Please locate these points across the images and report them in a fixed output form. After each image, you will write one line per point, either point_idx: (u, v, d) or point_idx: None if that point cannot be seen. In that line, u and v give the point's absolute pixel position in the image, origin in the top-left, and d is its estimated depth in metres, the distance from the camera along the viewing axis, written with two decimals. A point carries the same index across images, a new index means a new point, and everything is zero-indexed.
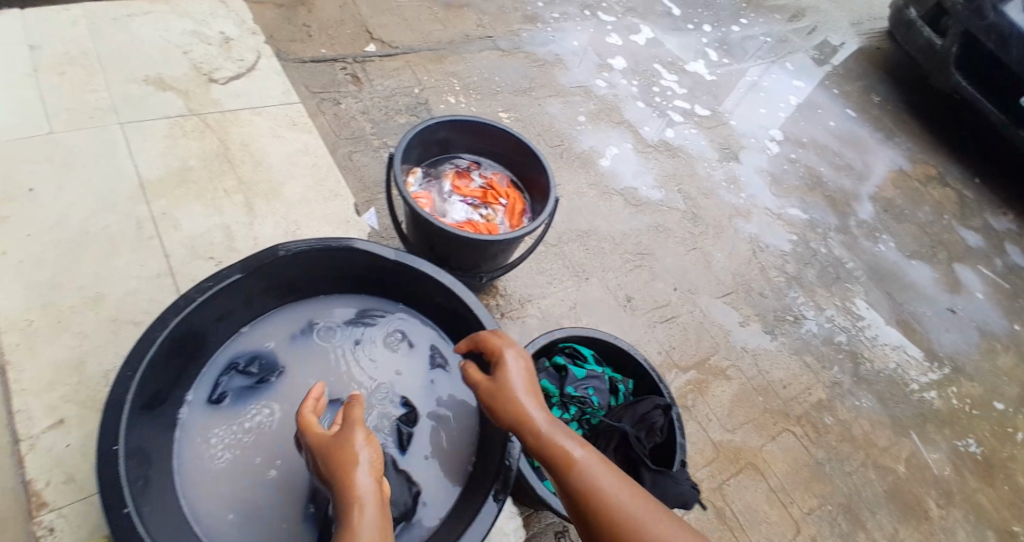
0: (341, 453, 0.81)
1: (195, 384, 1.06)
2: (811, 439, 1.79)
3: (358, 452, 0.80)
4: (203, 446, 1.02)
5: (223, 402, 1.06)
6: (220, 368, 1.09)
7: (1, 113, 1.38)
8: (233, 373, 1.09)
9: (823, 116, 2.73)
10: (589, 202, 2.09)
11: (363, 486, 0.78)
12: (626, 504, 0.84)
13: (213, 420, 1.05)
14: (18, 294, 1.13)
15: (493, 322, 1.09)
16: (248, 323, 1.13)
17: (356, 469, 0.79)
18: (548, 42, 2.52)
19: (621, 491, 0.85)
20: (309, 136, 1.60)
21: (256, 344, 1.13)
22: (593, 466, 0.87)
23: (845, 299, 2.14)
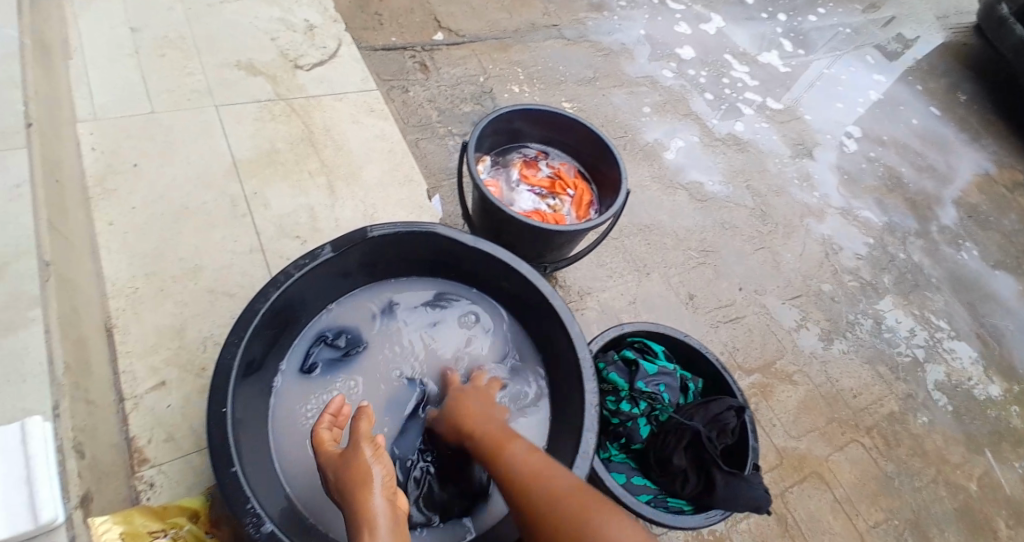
0: (356, 473, 0.81)
1: (288, 354, 1.11)
2: (880, 451, 1.71)
3: (370, 473, 0.81)
4: (295, 413, 1.07)
5: (313, 373, 1.11)
6: (310, 340, 1.14)
7: (107, 92, 1.46)
8: (322, 346, 1.14)
9: (904, 114, 2.60)
10: (652, 196, 2.06)
11: (379, 511, 0.78)
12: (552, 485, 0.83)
13: (303, 389, 1.09)
14: (123, 263, 1.20)
15: (568, 312, 1.09)
16: (337, 298, 1.17)
17: (364, 482, 0.81)
18: (614, 31, 2.49)
19: (548, 470, 0.85)
20: (386, 122, 1.64)
21: (345, 319, 1.18)
22: (523, 453, 0.89)
23: (922, 307, 2.04)
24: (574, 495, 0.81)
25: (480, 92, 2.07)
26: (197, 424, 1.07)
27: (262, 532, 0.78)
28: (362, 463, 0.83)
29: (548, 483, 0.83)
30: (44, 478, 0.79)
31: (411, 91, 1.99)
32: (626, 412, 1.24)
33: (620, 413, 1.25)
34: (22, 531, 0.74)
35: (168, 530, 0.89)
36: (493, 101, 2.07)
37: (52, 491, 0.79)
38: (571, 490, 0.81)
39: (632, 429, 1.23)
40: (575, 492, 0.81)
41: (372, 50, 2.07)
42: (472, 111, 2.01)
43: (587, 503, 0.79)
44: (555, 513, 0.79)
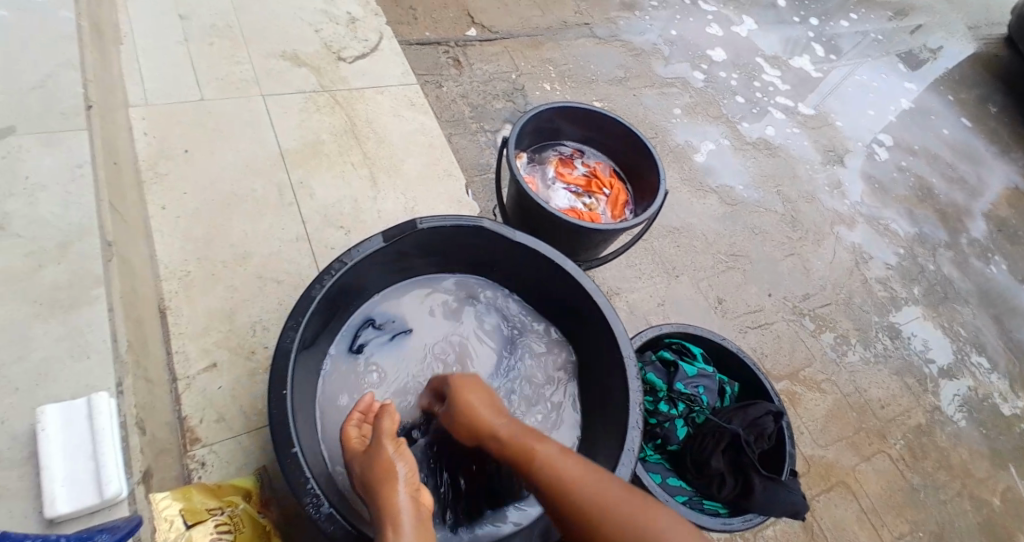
0: (381, 467, 0.82)
1: (337, 337, 1.13)
2: (907, 463, 1.70)
3: (393, 467, 0.82)
4: (339, 397, 1.08)
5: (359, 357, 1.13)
6: (357, 324, 1.15)
7: (157, 77, 1.49)
8: (369, 332, 1.15)
9: (936, 124, 2.58)
10: (681, 199, 2.05)
11: (402, 507, 0.78)
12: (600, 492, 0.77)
13: (349, 373, 1.11)
14: (175, 247, 1.23)
15: (615, 318, 1.10)
16: (386, 288, 1.19)
17: (388, 482, 0.80)
18: (646, 32, 2.48)
19: (585, 474, 0.80)
20: (425, 116, 1.65)
21: (392, 306, 1.19)
22: (552, 454, 0.83)
23: (952, 320, 2.02)
24: (621, 505, 0.76)
25: (512, 89, 2.08)
26: (245, 406, 1.12)
27: (320, 513, 0.85)
28: (385, 460, 0.83)
29: (591, 495, 0.77)
30: (109, 453, 0.85)
31: (444, 86, 1.99)
32: (663, 412, 1.27)
33: (658, 413, 1.27)
34: (87, 505, 0.80)
35: (224, 508, 0.92)
36: (524, 98, 2.07)
37: (116, 466, 0.85)
38: (621, 499, 0.77)
39: (669, 430, 1.26)
40: (622, 505, 0.76)
41: (407, 43, 2.07)
42: (503, 108, 2.02)
43: (637, 512, 0.75)
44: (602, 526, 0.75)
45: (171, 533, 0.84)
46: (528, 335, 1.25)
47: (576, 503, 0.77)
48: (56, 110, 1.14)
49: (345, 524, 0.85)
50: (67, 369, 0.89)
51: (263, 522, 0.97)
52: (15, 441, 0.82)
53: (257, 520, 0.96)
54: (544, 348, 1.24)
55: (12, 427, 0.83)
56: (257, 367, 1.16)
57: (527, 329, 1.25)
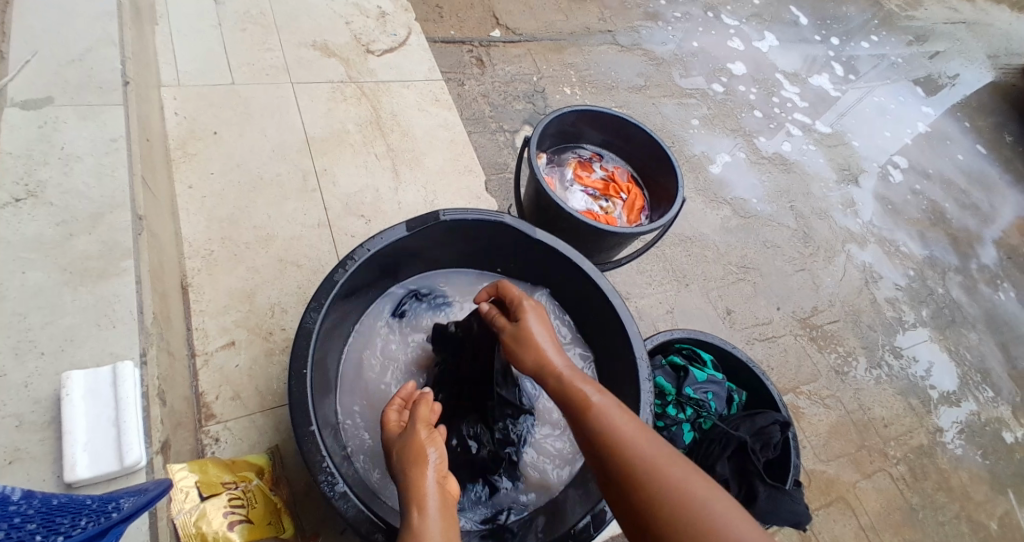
0: (414, 450, 0.83)
1: (375, 305, 1.19)
2: (907, 484, 1.70)
3: (426, 452, 0.83)
4: (359, 369, 1.13)
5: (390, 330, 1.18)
6: (400, 294, 1.21)
7: (190, 59, 1.52)
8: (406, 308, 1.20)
9: (951, 148, 2.59)
10: (695, 208, 2.06)
11: (429, 492, 0.79)
12: (643, 448, 0.76)
13: (374, 344, 1.16)
14: (200, 225, 1.27)
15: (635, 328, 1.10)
16: (434, 268, 1.24)
17: (420, 467, 0.82)
18: (667, 41, 2.50)
19: (635, 432, 0.79)
20: (449, 112, 1.67)
21: (434, 286, 1.24)
22: (605, 405, 0.82)
23: (958, 344, 2.03)
24: (673, 468, 0.73)
25: (532, 91, 2.09)
26: (260, 385, 1.15)
27: (335, 493, 0.87)
28: (417, 446, 0.84)
29: (641, 455, 0.75)
30: (132, 421, 0.87)
31: (466, 84, 2.01)
32: (671, 416, 1.27)
33: (665, 417, 1.28)
34: (108, 471, 0.82)
35: (238, 482, 0.95)
36: (544, 100, 2.09)
37: (137, 434, 0.87)
38: (668, 464, 0.74)
39: (676, 434, 1.27)
40: (673, 470, 0.73)
41: (432, 40, 2.09)
42: (523, 109, 2.04)
43: (690, 479, 0.72)
44: (639, 479, 0.74)
45: (186, 504, 0.88)
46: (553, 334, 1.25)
47: (624, 458, 0.76)
48: (93, 84, 1.16)
49: (358, 504, 0.88)
50: (93, 337, 0.91)
51: (275, 498, 0.99)
52: (39, 404, 0.84)
53: (270, 497, 0.97)
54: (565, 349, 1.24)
55: (37, 390, 0.85)
56: (275, 348, 1.19)
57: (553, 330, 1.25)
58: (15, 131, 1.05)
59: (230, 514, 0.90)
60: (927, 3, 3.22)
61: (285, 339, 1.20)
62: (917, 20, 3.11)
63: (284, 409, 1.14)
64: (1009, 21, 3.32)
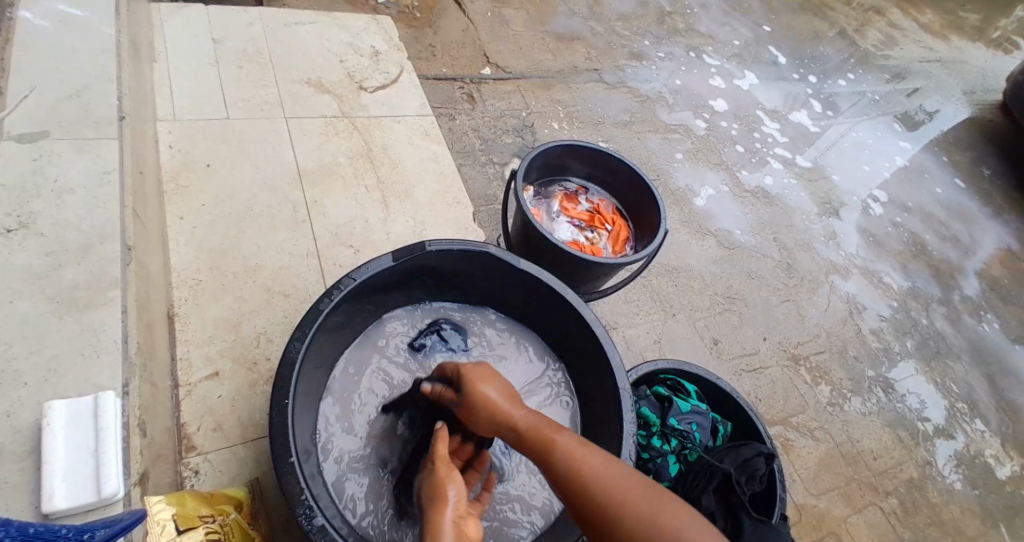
0: (434, 491, 0.87)
1: (392, 318, 1.24)
2: (898, 517, 1.70)
3: (445, 492, 0.87)
4: (350, 382, 1.14)
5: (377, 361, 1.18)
6: (417, 316, 1.26)
7: (185, 94, 1.55)
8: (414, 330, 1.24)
9: (930, 182, 2.65)
10: (680, 240, 2.10)
11: (445, 528, 0.82)
12: (614, 484, 0.79)
13: (372, 356, 1.18)
14: (189, 256, 1.29)
15: (621, 366, 1.11)
16: (455, 302, 1.29)
17: (439, 507, 0.85)
18: (652, 80, 2.58)
19: (604, 468, 0.81)
20: (440, 146, 1.71)
21: (452, 315, 1.28)
22: (571, 447, 0.84)
23: (944, 375, 2.04)
24: (641, 499, 0.77)
25: (521, 126, 2.14)
26: (242, 416, 1.14)
27: (313, 526, 0.87)
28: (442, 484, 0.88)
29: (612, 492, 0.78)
30: (111, 451, 0.86)
31: (457, 119, 2.06)
32: (656, 447, 1.28)
33: (650, 448, 1.28)
34: (85, 502, 0.81)
35: (216, 516, 0.93)
36: (533, 135, 2.14)
37: (116, 464, 0.86)
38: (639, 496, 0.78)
39: (661, 466, 1.25)
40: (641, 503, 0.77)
41: (424, 78, 2.15)
42: (512, 143, 2.08)
43: (658, 506, 0.76)
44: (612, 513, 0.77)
45: (162, 537, 0.85)
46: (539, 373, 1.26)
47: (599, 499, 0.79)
48: (90, 119, 1.19)
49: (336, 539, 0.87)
50: (77, 366, 0.91)
51: (252, 534, 0.97)
52: (19, 434, 0.84)
53: (246, 531, 0.96)
54: (552, 396, 1.24)
55: (18, 420, 0.84)
56: (259, 378, 1.19)
57: (544, 377, 1.26)
58: (9, 163, 1.07)
59: None
60: (903, 44, 3.34)
61: (268, 369, 1.20)
62: (893, 59, 3.22)
63: (264, 441, 1.13)
64: (983, 60, 3.44)
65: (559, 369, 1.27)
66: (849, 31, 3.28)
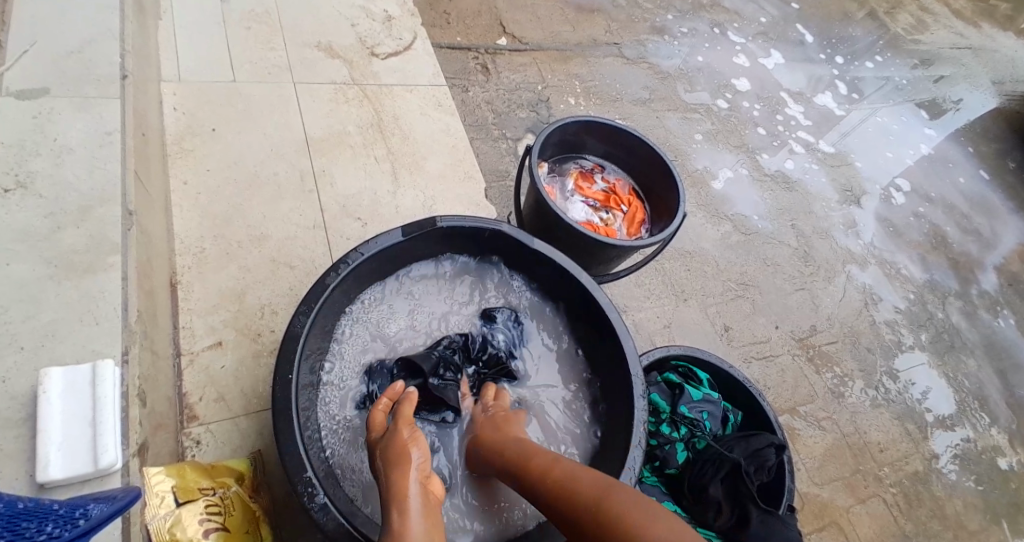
0: (390, 491, 0.78)
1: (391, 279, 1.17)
2: (901, 509, 1.67)
3: (406, 487, 0.78)
4: (345, 349, 1.10)
5: (382, 332, 1.15)
6: (418, 276, 1.20)
7: (193, 54, 1.51)
8: (413, 295, 1.19)
9: (953, 172, 2.58)
10: (695, 223, 2.05)
11: (412, 494, 0.77)
12: (578, 484, 0.80)
13: (369, 322, 1.14)
14: (193, 223, 1.26)
15: (634, 359, 1.08)
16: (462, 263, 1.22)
17: (408, 508, 0.76)
18: (673, 56, 2.50)
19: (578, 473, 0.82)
20: (452, 118, 1.66)
21: (456, 279, 1.22)
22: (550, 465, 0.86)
23: (957, 370, 2.00)
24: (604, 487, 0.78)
25: (536, 100, 2.08)
26: (246, 389, 1.12)
27: (316, 505, 0.85)
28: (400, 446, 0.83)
29: (608, 501, 0.75)
30: (109, 422, 0.83)
31: (470, 90, 2.00)
32: (665, 435, 1.27)
33: (659, 435, 1.27)
34: (81, 473, 0.79)
35: (216, 488, 0.92)
36: (548, 110, 2.08)
37: (114, 435, 0.83)
38: (630, 501, 0.74)
39: (669, 453, 1.24)
40: (618, 496, 0.75)
41: (438, 46, 2.08)
42: (527, 118, 2.02)
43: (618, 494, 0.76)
44: (578, 506, 0.78)
45: (160, 510, 0.84)
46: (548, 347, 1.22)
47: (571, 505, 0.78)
48: (91, 77, 1.15)
49: (338, 518, 0.85)
50: (74, 333, 0.88)
51: (253, 506, 0.96)
52: (15, 400, 0.81)
53: (248, 505, 0.94)
54: (556, 373, 1.20)
55: (15, 386, 0.82)
56: (263, 349, 1.16)
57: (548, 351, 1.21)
58: (8, 121, 1.03)
59: (207, 521, 0.86)
60: (934, 28, 3.22)
61: (273, 341, 1.18)
62: (923, 43, 3.11)
63: (268, 413, 1.11)
64: (1014, 48, 3.32)
65: (569, 342, 1.21)
66: (879, 13, 3.16)
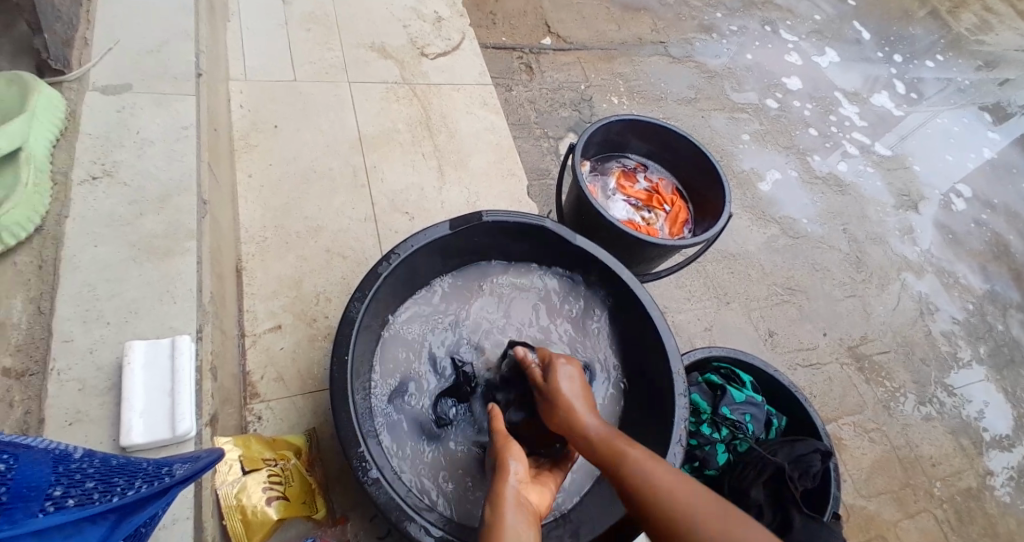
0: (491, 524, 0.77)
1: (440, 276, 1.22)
2: (951, 525, 1.63)
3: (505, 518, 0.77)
4: (393, 340, 1.15)
5: (444, 314, 1.21)
6: (466, 275, 1.25)
7: (254, 53, 1.59)
8: (457, 291, 1.23)
9: (1017, 178, 2.48)
10: (740, 225, 2.03)
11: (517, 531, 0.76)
12: (672, 491, 0.75)
13: (416, 315, 1.19)
14: (256, 214, 1.33)
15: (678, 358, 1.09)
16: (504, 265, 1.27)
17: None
18: (721, 55, 2.47)
19: (672, 484, 0.76)
20: (498, 117, 1.69)
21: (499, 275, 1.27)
22: (646, 464, 0.79)
23: (1016, 385, 1.93)
24: (701, 502, 0.72)
25: (580, 99, 2.10)
26: (303, 370, 1.18)
27: (369, 478, 0.89)
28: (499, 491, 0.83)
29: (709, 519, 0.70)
30: (185, 393, 0.89)
31: (514, 90, 2.03)
32: (705, 435, 1.27)
33: (699, 435, 1.28)
34: (160, 438, 0.85)
35: (278, 460, 0.99)
36: (591, 109, 2.10)
37: (190, 405, 0.89)
38: (738, 523, 0.69)
39: (709, 454, 1.25)
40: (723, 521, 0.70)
41: (483, 45, 2.13)
42: (569, 117, 2.04)
43: (717, 513, 0.71)
44: (676, 515, 0.72)
45: (228, 477, 0.92)
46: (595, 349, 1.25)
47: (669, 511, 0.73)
48: (169, 75, 1.23)
49: (390, 492, 0.89)
50: (154, 311, 0.95)
51: (310, 480, 1.02)
52: (101, 370, 0.88)
53: (305, 477, 1.01)
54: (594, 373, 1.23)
55: (100, 357, 0.89)
56: (319, 334, 1.22)
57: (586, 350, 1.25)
58: (95, 115, 1.12)
59: (269, 490, 0.94)
60: (998, 29, 3.10)
61: (327, 326, 1.24)
62: (987, 45, 2.99)
63: (324, 393, 1.17)
64: None
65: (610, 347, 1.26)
66: (941, 12, 3.06)
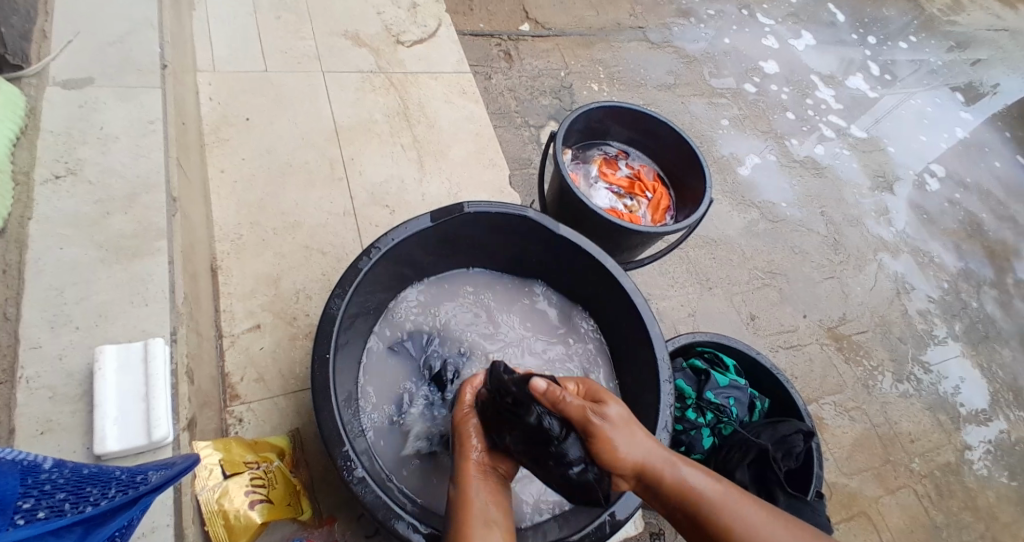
0: None
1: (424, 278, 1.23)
2: (930, 500, 1.66)
3: None
4: (378, 339, 1.15)
5: (427, 313, 1.21)
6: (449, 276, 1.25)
7: (224, 44, 1.54)
8: (440, 291, 1.24)
9: (988, 156, 2.52)
10: (721, 210, 2.03)
11: None
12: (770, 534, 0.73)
13: (399, 315, 1.19)
14: (231, 211, 1.30)
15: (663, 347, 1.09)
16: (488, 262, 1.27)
17: None
18: (699, 39, 2.47)
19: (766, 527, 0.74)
20: (477, 106, 1.67)
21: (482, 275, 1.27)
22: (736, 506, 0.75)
23: (990, 360, 1.98)
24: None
25: (559, 86, 2.08)
26: (284, 370, 1.16)
27: (354, 477, 0.88)
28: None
29: None
30: (160, 397, 0.87)
31: (493, 78, 2.00)
32: (690, 420, 1.26)
33: (684, 420, 1.27)
34: (135, 445, 0.83)
35: (260, 462, 0.97)
36: (571, 96, 2.08)
37: (165, 410, 0.87)
38: None
39: (694, 439, 1.26)
40: None
41: (461, 33, 2.09)
42: (549, 105, 2.02)
43: None
44: None
45: (209, 481, 0.90)
46: (582, 342, 1.26)
47: None
48: (134, 68, 1.19)
49: (376, 490, 0.88)
50: (126, 313, 0.93)
51: (294, 481, 1.01)
52: (71, 377, 0.85)
53: (289, 479, 0.99)
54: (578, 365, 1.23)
55: (70, 364, 0.86)
56: (299, 333, 1.20)
57: (571, 343, 1.25)
58: (56, 111, 1.08)
59: (252, 492, 0.93)
60: (969, 9, 3.13)
61: (308, 325, 1.21)
62: (958, 25, 3.03)
63: (306, 393, 1.15)
64: None
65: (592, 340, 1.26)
66: None
